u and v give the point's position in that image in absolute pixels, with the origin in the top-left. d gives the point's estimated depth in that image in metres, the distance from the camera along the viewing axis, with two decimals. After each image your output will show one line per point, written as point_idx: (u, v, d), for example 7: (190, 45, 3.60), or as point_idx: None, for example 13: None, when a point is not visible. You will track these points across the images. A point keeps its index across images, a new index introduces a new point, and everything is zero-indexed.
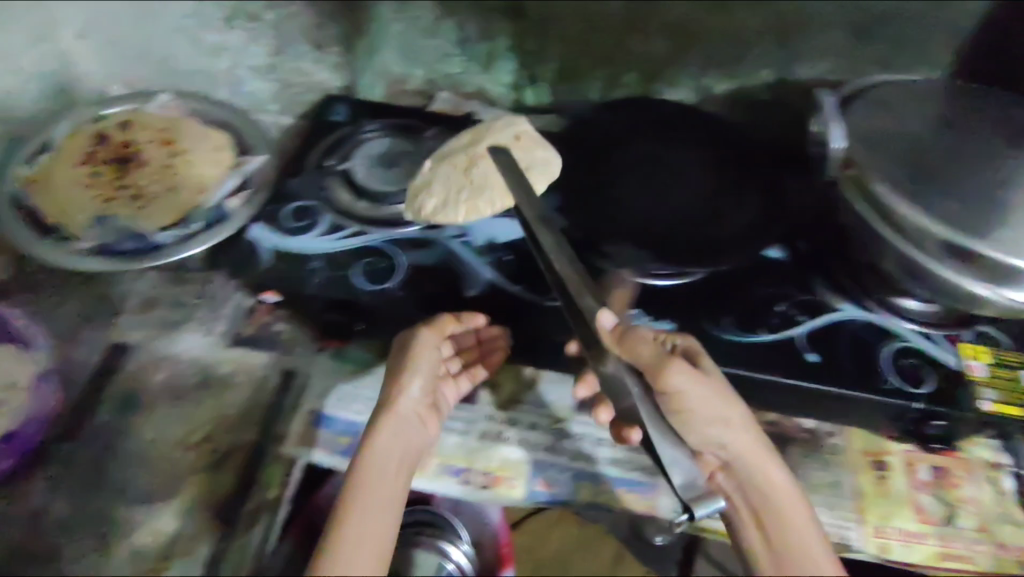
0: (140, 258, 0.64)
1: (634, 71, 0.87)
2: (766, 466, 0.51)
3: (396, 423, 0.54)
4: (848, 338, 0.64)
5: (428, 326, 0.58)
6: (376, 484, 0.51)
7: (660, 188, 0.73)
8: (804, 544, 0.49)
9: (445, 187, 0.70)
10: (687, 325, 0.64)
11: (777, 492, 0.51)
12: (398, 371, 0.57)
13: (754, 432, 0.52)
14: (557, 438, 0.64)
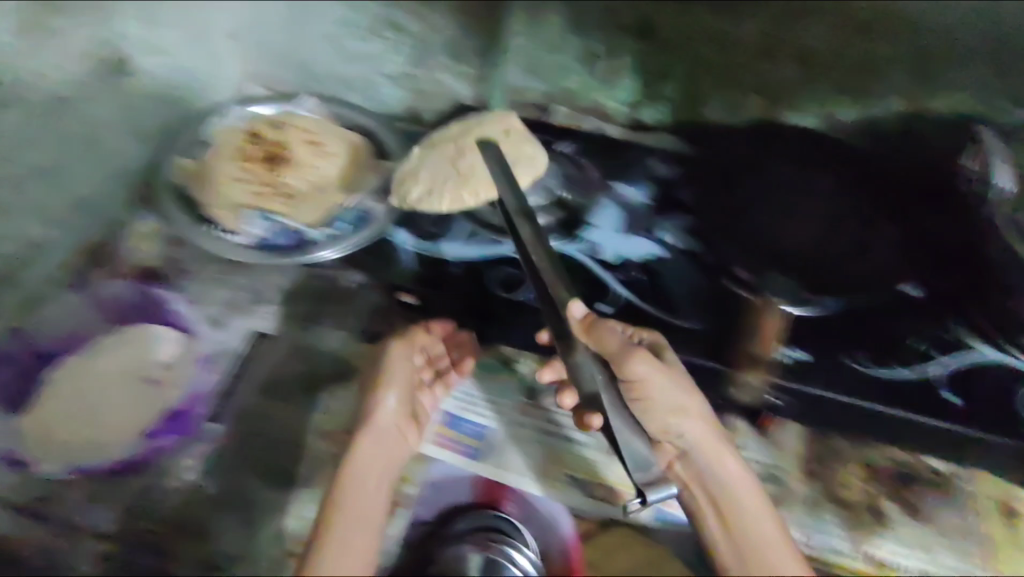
0: (285, 255, 0.67)
1: (758, 95, 0.82)
2: (720, 456, 0.55)
3: (375, 435, 0.57)
4: (990, 382, 0.59)
5: (398, 340, 0.62)
6: (360, 487, 0.53)
7: (788, 217, 0.72)
8: (760, 532, 0.52)
9: (430, 173, 0.72)
10: (823, 355, 0.61)
11: (729, 481, 0.54)
12: (378, 383, 0.60)
13: (707, 425, 0.55)
14: None
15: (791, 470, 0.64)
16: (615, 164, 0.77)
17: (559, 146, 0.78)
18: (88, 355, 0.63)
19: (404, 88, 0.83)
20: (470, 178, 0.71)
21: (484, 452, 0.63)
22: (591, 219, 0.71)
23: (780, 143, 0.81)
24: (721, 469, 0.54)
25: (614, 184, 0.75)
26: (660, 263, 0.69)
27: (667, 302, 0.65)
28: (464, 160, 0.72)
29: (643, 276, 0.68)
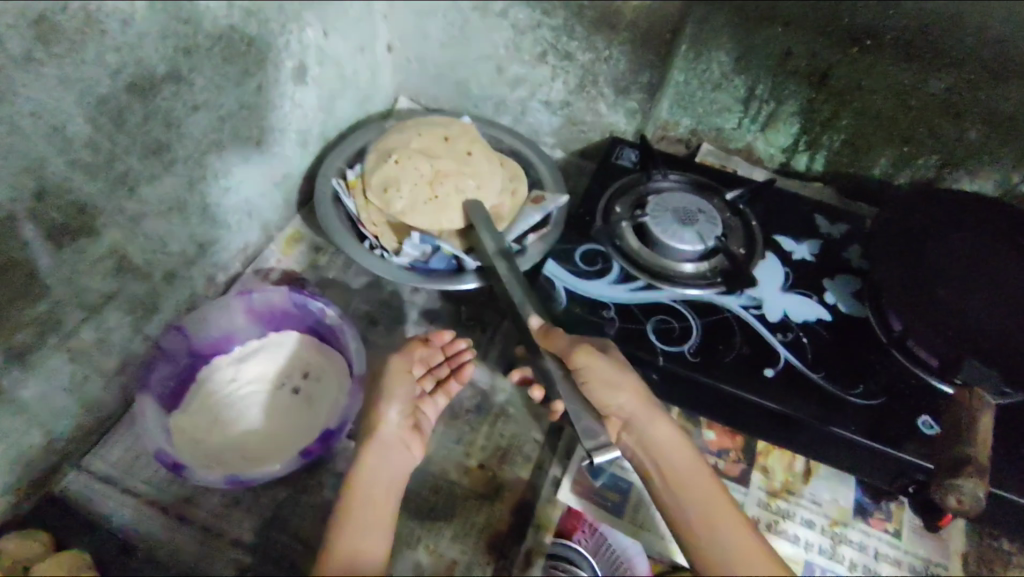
0: (442, 277, 0.66)
1: (934, 156, 0.78)
2: (655, 422, 0.55)
3: (379, 450, 0.54)
4: None
5: (398, 355, 0.58)
6: (370, 494, 0.51)
7: (977, 286, 0.64)
8: (701, 490, 0.51)
9: (419, 149, 0.72)
10: (1010, 458, 0.57)
11: (666, 439, 0.54)
12: (375, 401, 0.56)
13: (644, 392, 0.56)
14: (835, 543, 0.60)
15: (953, 570, 0.60)
16: (780, 218, 0.74)
17: (725, 193, 0.74)
18: (241, 354, 0.66)
19: (559, 115, 0.82)
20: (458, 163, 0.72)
21: (625, 508, 0.61)
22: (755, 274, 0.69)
23: (966, 201, 0.72)
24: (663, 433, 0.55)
25: (776, 237, 0.72)
26: (826, 329, 0.65)
27: (837, 372, 0.61)
28: (458, 143, 0.74)
29: (807, 340, 0.64)
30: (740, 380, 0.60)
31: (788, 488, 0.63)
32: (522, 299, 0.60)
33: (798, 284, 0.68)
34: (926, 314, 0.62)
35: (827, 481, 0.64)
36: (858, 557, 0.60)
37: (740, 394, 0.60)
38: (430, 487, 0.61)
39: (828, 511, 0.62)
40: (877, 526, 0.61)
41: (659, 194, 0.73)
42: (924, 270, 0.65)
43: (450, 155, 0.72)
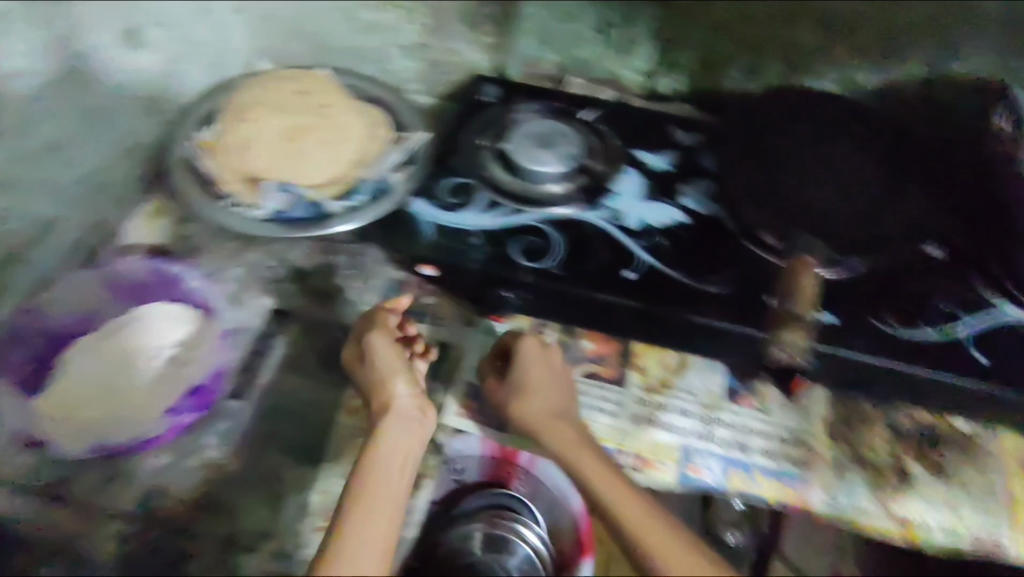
0: (307, 225, 0.65)
1: (778, 61, 0.85)
2: (559, 444, 0.58)
3: (397, 420, 0.55)
4: (1015, 341, 0.63)
5: (381, 333, 0.60)
6: (387, 473, 0.51)
7: (815, 178, 0.72)
8: (602, 490, 0.54)
9: (274, 103, 0.73)
10: (856, 321, 0.62)
11: (557, 448, 0.58)
12: (386, 376, 0.58)
13: (536, 414, 0.60)
14: (708, 425, 0.64)
15: (816, 433, 0.65)
16: (638, 131, 0.77)
17: (580, 113, 0.76)
18: (101, 333, 0.62)
19: (419, 59, 0.83)
20: (310, 113, 0.72)
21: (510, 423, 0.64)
22: (614, 187, 0.71)
23: (808, 100, 0.79)
24: (561, 438, 0.58)
25: (635, 152, 0.75)
26: (685, 231, 0.68)
27: (695, 268, 0.64)
28: (313, 96, 0.74)
29: (667, 243, 0.67)
30: (603, 289, 0.63)
31: (665, 383, 0.67)
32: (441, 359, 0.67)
33: (657, 193, 0.71)
34: (763, 213, 0.68)
35: (701, 370, 0.67)
36: (730, 436, 0.64)
37: (606, 299, 0.62)
38: (316, 430, 0.62)
39: (702, 399, 0.66)
40: (746, 404, 0.66)
41: (517, 126, 0.74)
42: (766, 171, 0.72)
43: (305, 107, 0.73)
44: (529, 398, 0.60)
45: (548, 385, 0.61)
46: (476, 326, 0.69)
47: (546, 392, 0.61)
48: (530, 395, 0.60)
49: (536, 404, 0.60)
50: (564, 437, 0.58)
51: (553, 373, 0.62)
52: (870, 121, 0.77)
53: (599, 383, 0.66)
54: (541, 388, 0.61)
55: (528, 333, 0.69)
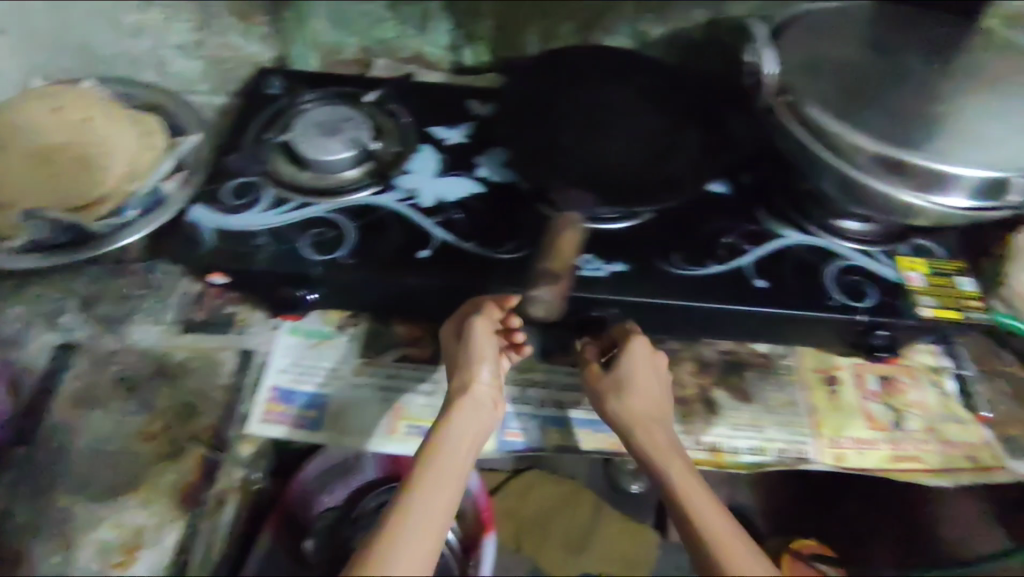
0: (71, 250, 0.62)
1: (571, 21, 0.85)
2: (648, 442, 0.58)
3: (470, 406, 0.56)
4: (792, 263, 0.67)
5: (481, 318, 0.59)
6: (452, 459, 0.53)
7: (619, 135, 0.70)
8: (691, 500, 0.53)
9: (24, 122, 0.66)
10: (641, 265, 0.65)
11: (651, 444, 0.58)
12: (465, 363, 0.58)
13: (629, 406, 0.60)
14: (523, 388, 0.68)
15: None
16: (430, 107, 0.76)
17: (364, 96, 0.75)
18: None
19: (198, 59, 0.80)
20: (66, 128, 0.66)
21: (322, 421, 0.62)
22: (407, 165, 0.70)
23: (597, 55, 0.78)
24: (648, 437, 0.58)
25: (429, 128, 0.74)
26: (479, 202, 0.68)
27: (488, 237, 0.65)
28: (70, 109, 0.68)
29: (461, 216, 0.67)
30: (396, 271, 0.62)
31: None
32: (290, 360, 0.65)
33: (451, 167, 0.71)
34: (581, 179, 0.66)
35: None
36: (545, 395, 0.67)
37: (400, 281, 0.61)
38: (110, 463, 0.59)
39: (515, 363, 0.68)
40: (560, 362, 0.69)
41: (301, 115, 0.71)
42: (571, 136, 0.70)
43: (60, 122, 0.67)
44: (632, 392, 0.60)
45: (648, 381, 0.61)
46: (281, 328, 0.67)
47: (652, 387, 0.61)
48: (638, 387, 0.61)
49: (636, 401, 0.60)
50: (655, 436, 0.58)
51: (656, 366, 0.62)
52: (657, 67, 0.77)
53: (414, 365, 0.66)
54: (641, 387, 0.61)
55: (338, 327, 0.67)
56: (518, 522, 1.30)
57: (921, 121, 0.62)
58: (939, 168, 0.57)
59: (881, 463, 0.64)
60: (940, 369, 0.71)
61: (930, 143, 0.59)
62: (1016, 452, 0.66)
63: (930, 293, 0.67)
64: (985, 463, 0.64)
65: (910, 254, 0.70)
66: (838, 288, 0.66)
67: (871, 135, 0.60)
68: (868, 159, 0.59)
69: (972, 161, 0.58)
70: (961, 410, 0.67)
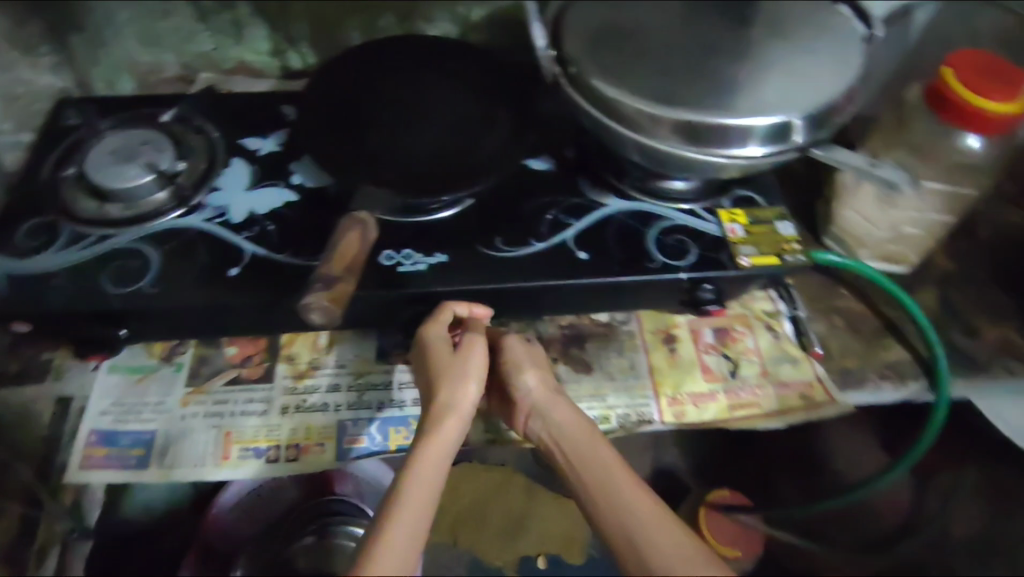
0: None
1: (390, 13, 0.84)
2: (569, 425, 0.56)
3: (445, 420, 0.53)
4: (614, 231, 0.67)
5: (478, 334, 0.58)
6: (426, 478, 0.49)
7: (425, 126, 0.70)
8: (613, 472, 0.51)
9: None
10: (461, 255, 0.64)
11: (570, 421, 0.57)
12: (446, 371, 0.55)
13: (541, 385, 0.60)
14: (361, 393, 0.65)
15: None
16: (239, 123, 0.75)
17: (161, 116, 0.73)
18: None
19: None
20: None
21: (151, 458, 0.60)
22: (217, 183, 0.69)
23: (407, 47, 0.78)
24: (545, 426, 0.58)
25: (241, 142, 0.73)
26: (291, 211, 0.66)
27: (301, 245, 0.63)
28: None
29: (273, 227, 0.65)
30: (202, 293, 0.59)
31: (314, 366, 0.66)
32: (112, 404, 0.63)
33: (264, 178, 0.69)
34: (391, 174, 0.65)
35: (349, 342, 0.68)
36: (386, 395, 0.65)
37: (206, 304, 0.59)
38: None
39: (353, 368, 0.66)
40: (397, 361, 0.67)
41: (96, 144, 0.68)
42: (376, 134, 0.68)
43: None
44: (515, 380, 0.61)
45: (540, 364, 0.62)
46: (100, 369, 0.64)
47: (538, 374, 0.61)
48: (516, 379, 0.61)
49: (537, 378, 0.61)
50: (575, 414, 0.57)
51: (536, 356, 0.63)
52: (469, 53, 0.78)
53: (245, 387, 0.64)
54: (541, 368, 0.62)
55: (163, 359, 0.65)
56: (453, 519, 1.24)
57: (706, 77, 0.62)
58: (720, 122, 0.58)
59: (719, 415, 0.65)
60: (775, 314, 0.71)
61: (714, 98, 0.60)
62: (848, 384, 0.68)
63: (748, 242, 0.67)
64: (819, 398, 0.65)
65: (731, 207, 0.71)
66: (659, 249, 0.66)
67: (653, 98, 0.60)
68: (655, 122, 0.59)
69: (752, 110, 0.58)
70: (795, 350, 0.69)
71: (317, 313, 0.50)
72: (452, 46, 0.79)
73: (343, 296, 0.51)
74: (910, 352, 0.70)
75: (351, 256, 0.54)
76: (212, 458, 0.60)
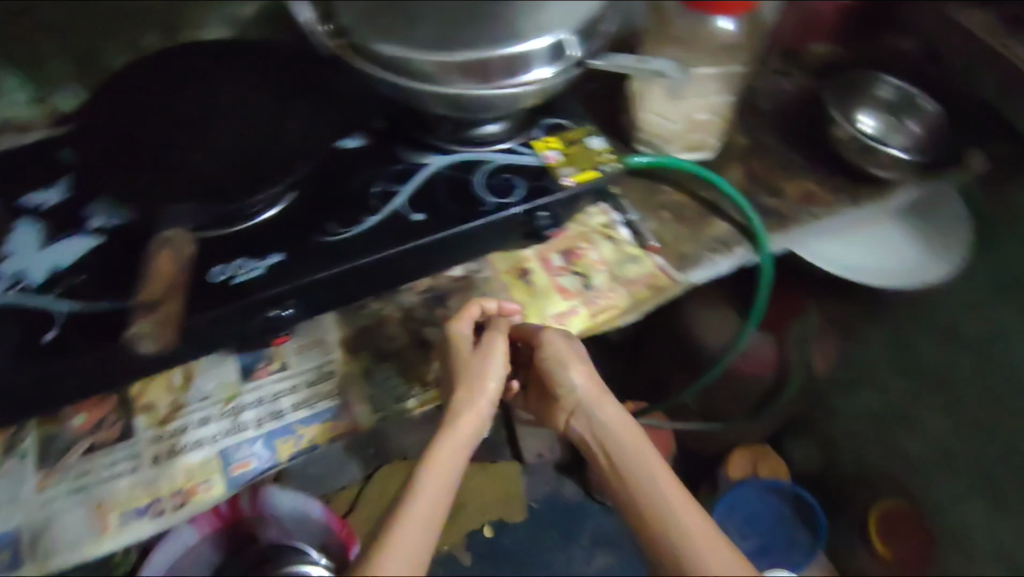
0: None
1: (154, 29, 0.82)
2: (613, 427, 0.62)
3: (470, 420, 0.59)
4: (442, 186, 0.69)
5: (499, 338, 0.63)
6: (447, 471, 0.56)
7: (223, 132, 0.68)
8: (653, 475, 0.58)
9: None
10: (297, 249, 0.62)
11: (614, 417, 0.63)
12: (467, 376, 0.61)
13: (585, 378, 0.64)
14: (234, 418, 0.62)
15: (337, 357, 0.66)
16: (13, 182, 0.68)
17: None
18: None
19: None
20: None
21: (19, 557, 0.55)
22: (6, 250, 0.62)
23: (180, 61, 0.75)
24: (590, 422, 0.63)
25: (20, 200, 0.66)
26: (101, 255, 0.62)
27: (121, 287, 0.59)
28: None
29: (85, 277, 0.60)
30: (23, 369, 0.54)
31: (176, 406, 0.62)
32: None
33: (59, 231, 0.63)
34: (197, 188, 0.62)
35: (208, 371, 0.64)
36: (260, 412, 0.62)
37: (33, 375, 0.54)
38: None
39: (220, 395, 0.63)
40: (264, 374, 0.65)
41: None
42: (166, 153, 0.65)
43: None
44: (560, 377, 0.64)
45: (581, 355, 0.65)
46: None
47: (582, 369, 0.64)
48: (563, 376, 0.64)
49: (580, 373, 0.64)
50: (615, 410, 0.63)
51: (578, 350, 0.65)
52: (248, 53, 0.77)
53: (103, 452, 0.60)
54: (585, 360, 0.65)
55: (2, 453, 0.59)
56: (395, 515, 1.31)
57: (478, 17, 0.64)
58: (502, 54, 0.60)
59: (584, 326, 0.69)
60: (611, 224, 0.77)
61: (491, 34, 0.62)
62: (687, 265, 0.74)
63: (566, 164, 0.71)
64: (666, 284, 0.72)
65: (544, 136, 0.74)
66: (487, 191, 0.68)
67: (436, 47, 0.61)
68: (445, 70, 0.61)
69: (527, 37, 0.61)
70: (634, 250, 0.74)
71: (148, 342, 0.54)
72: (225, 52, 0.77)
73: (169, 317, 0.55)
74: (731, 223, 0.78)
75: (170, 273, 0.57)
76: (92, 536, 0.56)
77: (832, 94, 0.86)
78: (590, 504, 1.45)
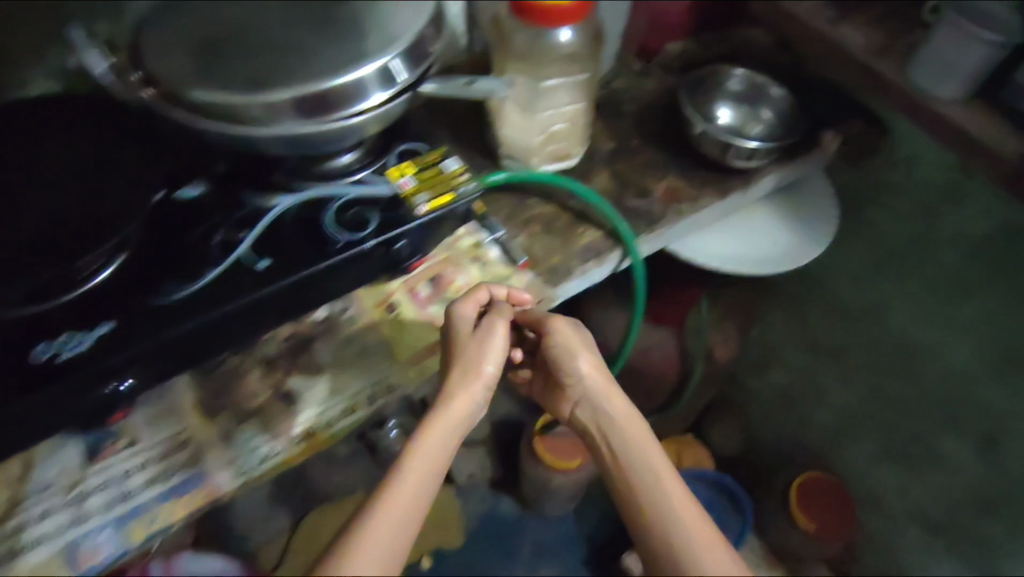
0: None
1: None
2: (619, 420, 0.62)
3: (464, 401, 0.59)
4: (291, 228, 0.66)
5: (502, 323, 0.63)
6: (434, 451, 0.56)
7: (41, 195, 0.63)
8: (654, 469, 0.57)
9: None
10: (128, 314, 0.58)
11: (617, 407, 0.62)
12: (464, 360, 0.61)
13: (592, 368, 0.64)
14: (79, 505, 0.57)
15: (192, 425, 0.62)
16: None
17: None
18: None
19: None
20: None
21: None
22: None
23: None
24: (594, 410, 0.63)
25: None
26: None
27: None
28: None
29: None
30: None
31: (13, 504, 0.57)
32: None
33: None
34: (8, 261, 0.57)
35: (48, 460, 0.59)
36: (108, 495, 0.58)
37: None
38: None
39: (64, 483, 0.58)
40: (111, 454, 0.60)
41: None
42: None
43: None
44: (568, 365, 0.64)
45: (586, 346, 0.65)
46: None
47: (590, 358, 0.64)
48: (571, 365, 0.64)
49: (586, 363, 0.64)
50: (621, 402, 0.62)
51: (585, 339, 0.65)
52: (69, 106, 0.72)
53: None
54: (591, 350, 0.65)
55: None
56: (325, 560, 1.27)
57: (299, 52, 0.61)
58: (327, 87, 0.58)
59: None
60: (480, 244, 0.75)
61: (315, 67, 0.59)
62: (557, 278, 0.73)
63: (421, 191, 0.69)
64: (538, 299, 0.71)
65: (398, 163, 0.72)
66: (339, 228, 0.65)
67: (258, 88, 0.58)
68: (270, 111, 0.58)
69: (351, 66, 0.59)
70: (503, 270, 0.73)
71: None
72: (39, 106, 0.71)
73: None
74: (598, 230, 0.78)
75: None
76: None
77: (687, 91, 0.88)
78: (526, 517, 1.44)
